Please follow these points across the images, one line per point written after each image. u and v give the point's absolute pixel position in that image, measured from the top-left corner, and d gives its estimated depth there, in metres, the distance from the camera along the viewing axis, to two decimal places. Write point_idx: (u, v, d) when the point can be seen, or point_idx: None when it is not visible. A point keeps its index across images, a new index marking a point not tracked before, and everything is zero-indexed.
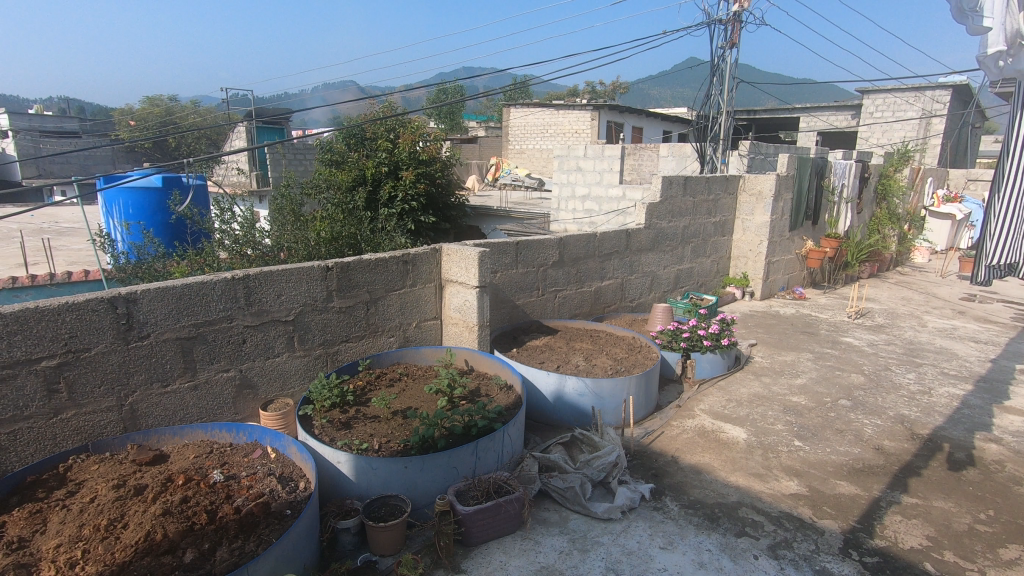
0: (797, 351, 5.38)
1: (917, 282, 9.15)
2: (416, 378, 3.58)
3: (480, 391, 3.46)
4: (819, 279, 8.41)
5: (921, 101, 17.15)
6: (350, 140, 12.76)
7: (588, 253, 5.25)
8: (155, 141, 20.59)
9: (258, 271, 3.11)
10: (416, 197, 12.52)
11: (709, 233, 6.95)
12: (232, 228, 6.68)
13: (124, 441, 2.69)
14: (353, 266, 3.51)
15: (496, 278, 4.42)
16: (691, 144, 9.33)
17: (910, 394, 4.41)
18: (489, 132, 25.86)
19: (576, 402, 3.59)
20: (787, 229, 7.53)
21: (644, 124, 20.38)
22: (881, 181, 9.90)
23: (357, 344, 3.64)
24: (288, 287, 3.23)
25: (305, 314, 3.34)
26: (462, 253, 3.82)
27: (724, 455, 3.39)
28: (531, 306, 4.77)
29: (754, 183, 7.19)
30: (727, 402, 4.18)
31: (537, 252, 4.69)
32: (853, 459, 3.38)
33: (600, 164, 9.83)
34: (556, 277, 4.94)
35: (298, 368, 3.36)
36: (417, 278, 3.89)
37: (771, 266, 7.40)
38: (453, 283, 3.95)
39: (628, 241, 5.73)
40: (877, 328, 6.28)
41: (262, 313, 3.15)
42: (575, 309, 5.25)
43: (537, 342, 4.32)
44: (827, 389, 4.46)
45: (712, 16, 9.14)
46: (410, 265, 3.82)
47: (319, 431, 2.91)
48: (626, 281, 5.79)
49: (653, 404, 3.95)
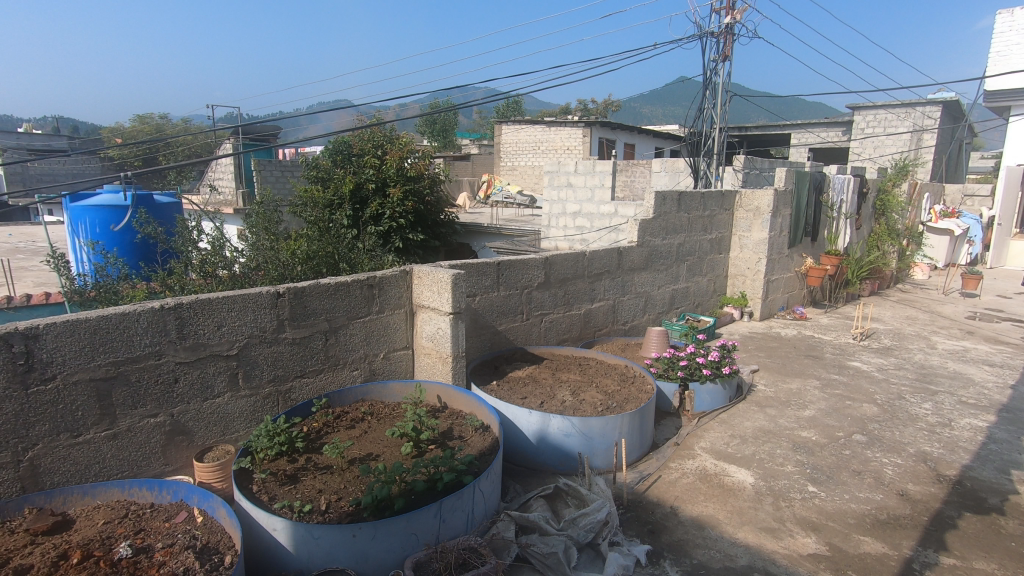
0: (803, 377, 5.00)
1: (920, 300, 8.85)
2: (381, 419, 3.16)
3: (453, 433, 3.06)
4: (819, 297, 8.10)
5: (911, 117, 17.14)
6: (337, 157, 12.48)
7: (577, 274, 4.88)
8: (145, 159, 20.35)
9: (194, 299, 2.71)
10: (404, 214, 12.22)
11: (705, 250, 6.61)
12: (199, 248, 6.25)
13: (20, 505, 2.25)
14: (309, 291, 3.11)
15: (475, 303, 4.03)
16: (684, 159, 9.07)
17: (930, 427, 4.03)
18: (482, 148, 25.75)
19: (562, 443, 3.18)
20: (786, 246, 7.21)
21: (636, 141, 20.24)
22: (880, 197, 9.66)
23: (314, 379, 3.22)
24: (230, 316, 2.82)
25: (251, 347, 2.92)
26: (435, 276, 3.44)
27: (729, 505, 2.98)
28: (515, 332, 4.38)
29: (751, 200, 6.88)
30: (730, 438, 3.78)
31: (520, 274, 4.31)
32: (876, 508, 2.97)
33: (591, 180, 9.53)
34: (542, 299, 4.57)
35: (242, 409, 2.94)
36: (385, 303, 3.50)
37: (771, 285, 7.05)
38: (425, 309, 3.56)
39: (620, 259, 5.37)
40: (885, 350, 5.92)
41: (197, 347, 2.73)
42: (563, 334, 4.87)
43: (520, 372, 3.92)
44: (839, 421, 4.07)
45: (704, 28, 8.93)
46: (377, 290, 3.43)
47: (257, 488, 2.48)
48: (618, 302, 5.42)
49: (649, 443, 3.55)
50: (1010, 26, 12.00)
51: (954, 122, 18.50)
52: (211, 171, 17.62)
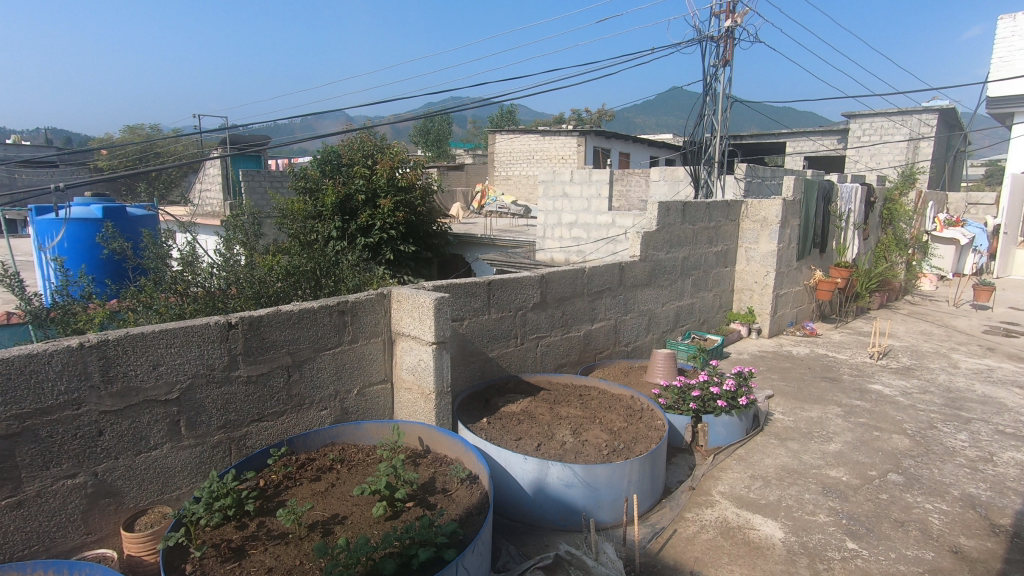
0: (823, 404, 4.59)
1: (932, 313, 8.48)
2: (353, 468, 2.72)
3: (435, 485, 2.62)
4: (828, 311, 7.72)
5: (908, 125, 16.94)
6: (325, 167, 12.01)
7: (576, 292, 4.46)
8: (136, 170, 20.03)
9: (123, 335, 2.27)
10: (395, 226, 11.88)
11: (710, 264, 6.22)
12: (169, 265, 5.77)
13: None
14: (267, 320, 2.68)
15: (462, 328, 3.61)
16: (684, 167, 8.65)
17: (970, 464, 3.62)
18: (477, 159, 25.46)
19: (562, 495, 2.75)
20: (795, 258, 6.83)
21: (632, 150, 19.94)
22: (887, 206, 9.33)
23: (274, 424, 2.77)
24: (169, 354, 2.39)
25: (196, 389, 2.48)
26: (415, 299, 3.02)
27: (758, 569, 2.55)
28: (508, 358, 3.96)
29: (758, 210, 6.51)
30: (750, 481, 3.35)
31: (513, 294, 3.90)
32: (929, 571, 2.56)
33: (587, 190, 9.17)
34: (537, 321, 4.16)
35: (185, 463, 2.49)
36: (359, 332, 3.06)
37: (780, 299, 6.66)
38: (404, 337, 3.13)
39: (622, 275, 4.96)
40: (905, 371, 5.53)
41: (129, 392, 2.29)
42: (561, 358, 4.44)
43: (514, 406, 3.48)
44: (870, 458, 3.65)
45: (703, 32, 8.62)
46: (349, 317, 3.00)
47: (193, 568, 2.03)
48: (620, 322, 5.00)
49: (661, 488, 3.11)
50: (1012, 31, 11.78)
51: (951, 130, 18.38)
52: (198, 183, 17.23)
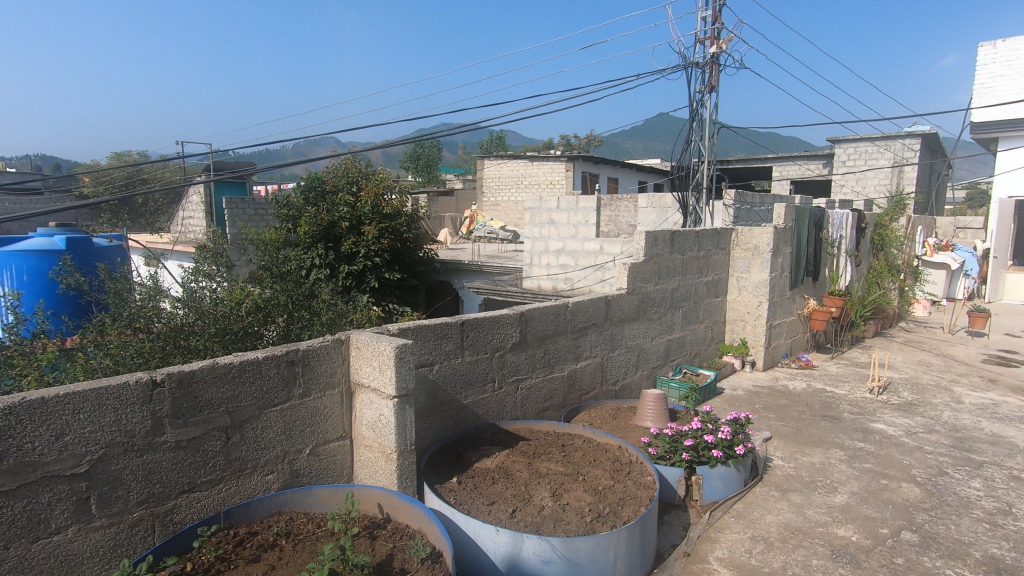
0: (824, 447, 4.29)
1: (928, 342, 8.25)
2: (299, 544, 2.36)
3: (392, 566, 2.27)
4: (823, 341, 7.47)
5: (892, 150, 17.06)
6: (309, 194, 11.67)
7: (558, 329, 4.16)
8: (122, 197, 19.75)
9: (17, 401, 1.92)
10: (379, 253, 11.59)
11: (701, 295, 5.96)
12: (129, 300, 5.39)
13: None
14: (199, 376, 2.35)
15: (432, 374, 3.29)
16: (671, 194, 8.60)
17: (989, 517, 3.32)
18: (466, 184, 25.37)
19: (539, 573, 2.41)
20: (788, 287, 6.60)
21: (620, 175, 19.90)
22: (878, 232, 9.18)
23: (209, 494, 2.42)
24: (75, 421, 2.04)
25: (110, 460, 2.13)
26: (375, 346, 2.70)
27: None
28: (483, 404, 3.64)
29: (748, 238, 6.29)
30: (751, 543, 3.02)
31: (489, 334, 3.60)
32: None
33: (574, 217, 8.95)
34: (516, 362, 3.85)
35: (95, 547, 2.12)
36: (312, 384, 2.73)
37: (773, 330, 6.39)
38: (364, 389, 2.80)
39: (608, 309, 4.67)
40: (908, 407, 5.25)
41: (24, 468, 1.94)
42: (544, 402, 4.12)
43: (488, 461, 3.14)
44: (880, 512, 3.34)
45: (688, 58, 8.55)
46: (298, 368, 2.67)
47: None
48: (607, 359, 4.70)
49: (652, 557, 2.77)
50: (993, 58, 11.87)
51: (933, 155, 18.56)
52: (181, 210, 16.91)
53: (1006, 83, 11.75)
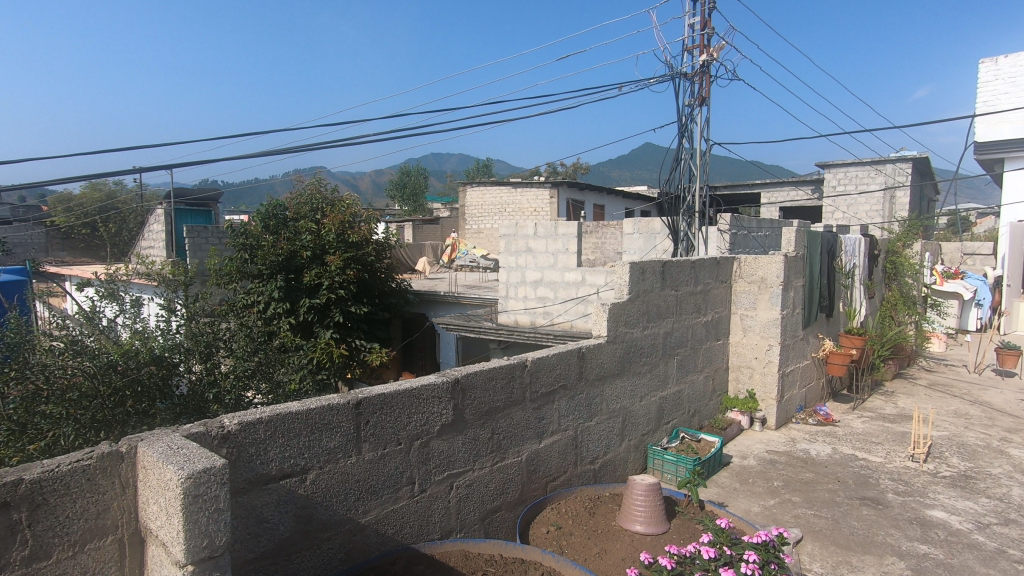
0: (875, 554, 3.16)
1: (957, 385, 7.19)
2: None
3: None
4: (838, 386, 6.42)
5: (883, 175, 16.37)
6: (268, 222, 10.37)
7: (513, 399, 3.05)
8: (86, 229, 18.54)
9: None
10: (345, 285, 10.40)
11: (699, 338, 4.88)
12: None
13: None
14: None
15: (305, 488, 2.16)
16: (660, 218, 7.60)
17: None
18: (451, 212, 24.45)
19: None
20: (800, 326, 5.55)
21: (607, 202, 19.03)
22: (890, 259, 8.23)
23: None
24: None
25: None
26: (161, 471, 1.57)
27: None
28: (395, 519, 2.49)
29: (753, 268, 5.26)
30: None
31: (402, 417, 2.49)
32: None
33: (553, 244, 7.88)
34: (451, 450, 2.73)
35: None
36: (52, 537, 1.58)
37: (786, 379, 5.32)
38: (152, 538, 1.65)
39: (583, 366, 3.56)
40: (966, 482, 4.15)
41: None
42: (493, 502, 2.98)
43: None
44: None
45: (675, 69, 7.65)
46: (16, 514, 1.51)
47: None
48: (581, 431, 3.56)
49: None
50: (995, 75, 11.18)
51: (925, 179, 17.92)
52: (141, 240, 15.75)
53: (1011, 101, 11.02)
